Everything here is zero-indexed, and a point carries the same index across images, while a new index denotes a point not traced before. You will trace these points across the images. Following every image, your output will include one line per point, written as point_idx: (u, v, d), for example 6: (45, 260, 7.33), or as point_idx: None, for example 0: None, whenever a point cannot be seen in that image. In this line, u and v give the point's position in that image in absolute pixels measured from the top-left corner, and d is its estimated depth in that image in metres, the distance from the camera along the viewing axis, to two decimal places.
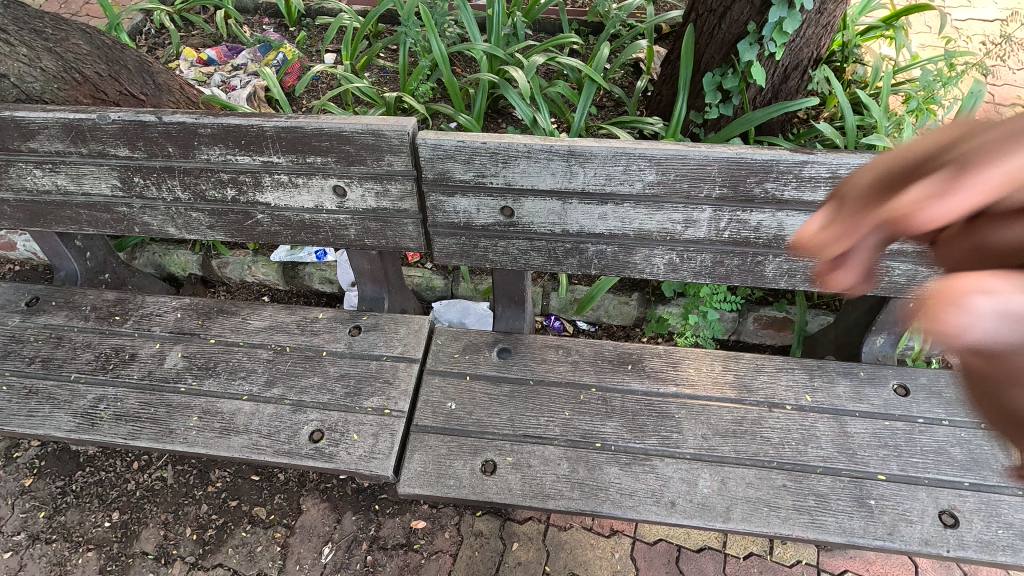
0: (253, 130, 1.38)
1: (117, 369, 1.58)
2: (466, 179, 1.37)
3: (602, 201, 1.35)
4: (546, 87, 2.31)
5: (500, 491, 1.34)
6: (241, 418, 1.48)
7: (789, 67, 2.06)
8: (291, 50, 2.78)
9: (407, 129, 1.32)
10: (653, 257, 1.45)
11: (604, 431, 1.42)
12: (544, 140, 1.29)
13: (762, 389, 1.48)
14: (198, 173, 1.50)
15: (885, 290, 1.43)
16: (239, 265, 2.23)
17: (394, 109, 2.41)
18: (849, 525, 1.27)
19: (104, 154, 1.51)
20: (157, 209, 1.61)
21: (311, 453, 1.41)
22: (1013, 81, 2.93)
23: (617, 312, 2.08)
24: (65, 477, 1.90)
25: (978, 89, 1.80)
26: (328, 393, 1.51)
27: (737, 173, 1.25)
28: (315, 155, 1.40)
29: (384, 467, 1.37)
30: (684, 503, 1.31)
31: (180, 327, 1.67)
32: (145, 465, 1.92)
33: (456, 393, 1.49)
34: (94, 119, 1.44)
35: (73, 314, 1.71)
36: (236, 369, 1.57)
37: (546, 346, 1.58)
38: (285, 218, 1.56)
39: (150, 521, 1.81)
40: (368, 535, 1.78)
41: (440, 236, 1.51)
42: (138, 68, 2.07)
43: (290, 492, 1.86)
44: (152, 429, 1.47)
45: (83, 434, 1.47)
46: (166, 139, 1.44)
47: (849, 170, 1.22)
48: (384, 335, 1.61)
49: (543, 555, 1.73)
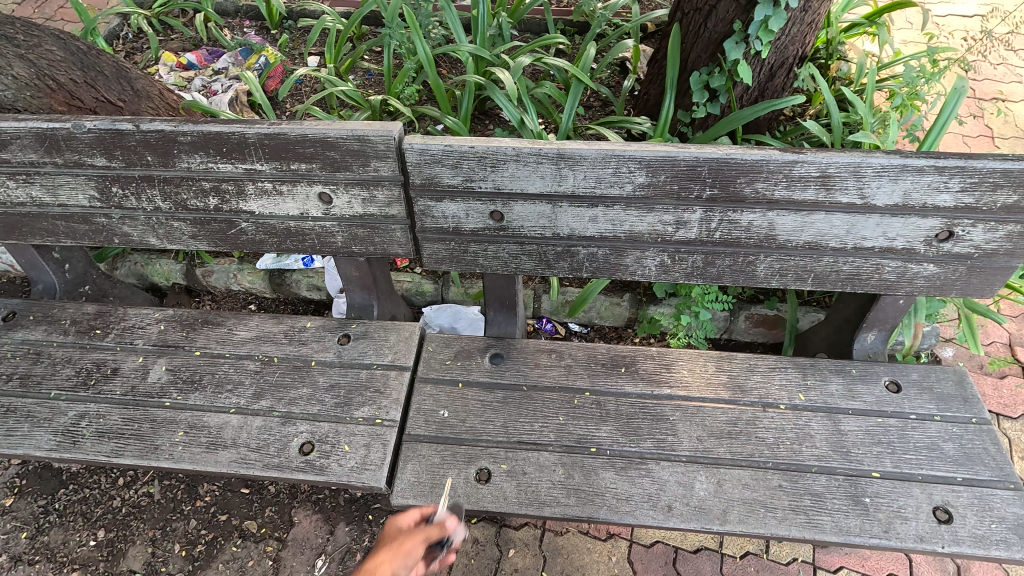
0: (235, 137, 1.34)
1: (99, 386, 1.54)
2: (455, 184, 1.35)
3: (592, 204, 1.34)
4: (533, 87, 2.29)
5: (495, 499, 1.32)
6: (229, 432, 1.44)
7: (775, 65, 2.07)
8: (273, 53, 2.73)
9: (393, 134, 1.29)
10: (644, 259, 1.45)
11: (599, 435, 1.40)
12: (533, 143, 1.27)
13: (755, 388, 1.48)
14: (179, 182, 1.46)
15: (876, 287, 1.44)
16: (224, 274, 2.19)
17: (380, 113, 2.38)
18: (846, 524, 1.26)
19: (81, 164, 1.46)
20: (137, 219, 1.57)
21: (301, 466, 1.38)
22: (994, 75, 2.97)
23: (609, 313, 2.07)
24: (48, 496, 1.85)
25: (961, 85, 1.67)
26: (318, 404, 1.48)
27: (727, 174, 1.25)
28: (300, 161, 1.37)
29: (376, 478, 1.34)
30: (680, 506, 1.30)
31: (163, 339, 1.63)
32: (131, 481, 1.88)
33: (449, 401, 1.47)
34: (68, 128, 1.39)
35: (53, 328, 1.66)
36: (222, 382, 1.53)
37: (538, 351, 1.57)
38: (270, 226, 1.53)
39: (137, 538, 1.77)
40: (362, 545, 1.75)
41: (429, 241, 1.48)
42: (115, 75, 2.02)
43: (281, 504, 1.83)
44: (137, 445, 1.43)
45: (65, 452, 1.42)
46: (145, 147, 1.40)
47: (839, 169, 1.21)
48: (375, 343, 1.59)
49: (540, 561, 1.71)
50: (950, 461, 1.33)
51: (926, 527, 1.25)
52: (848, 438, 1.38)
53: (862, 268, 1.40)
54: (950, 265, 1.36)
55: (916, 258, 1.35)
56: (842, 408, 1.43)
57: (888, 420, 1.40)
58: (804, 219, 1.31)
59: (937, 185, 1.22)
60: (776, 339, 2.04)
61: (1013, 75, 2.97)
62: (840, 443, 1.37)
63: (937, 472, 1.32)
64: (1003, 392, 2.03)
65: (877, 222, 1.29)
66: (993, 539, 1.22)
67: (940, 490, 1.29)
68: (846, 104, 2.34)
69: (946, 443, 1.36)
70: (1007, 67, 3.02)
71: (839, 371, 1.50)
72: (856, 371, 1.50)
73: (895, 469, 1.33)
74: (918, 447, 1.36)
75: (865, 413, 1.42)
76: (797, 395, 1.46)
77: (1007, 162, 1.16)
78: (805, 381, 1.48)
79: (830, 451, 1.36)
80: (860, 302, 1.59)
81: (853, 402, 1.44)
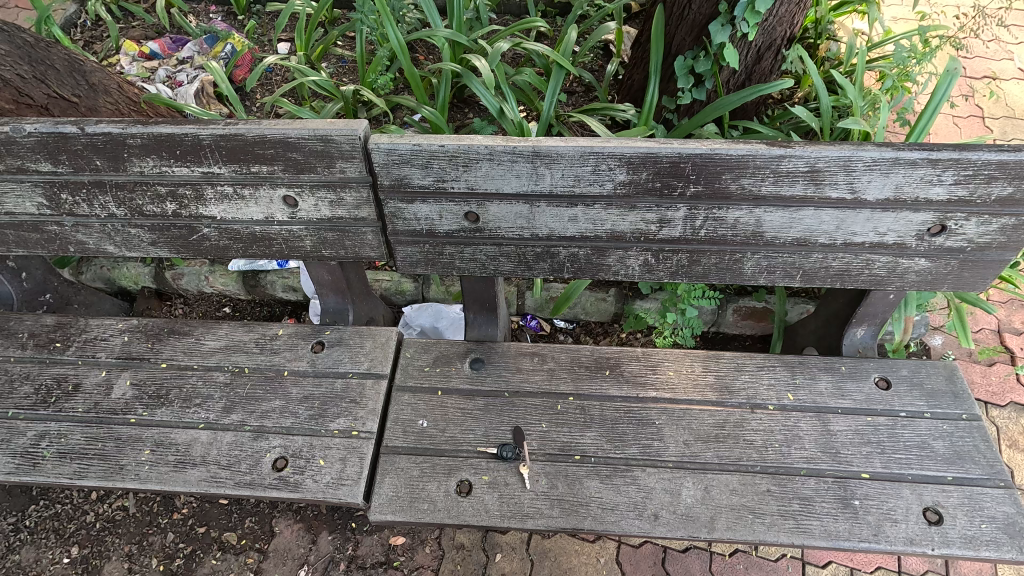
0: (188, 139, 1.25)
1: (59, 403, 1.46)
2: (426, 185, 1.27)
3: (571, 203, 1.27)
4: (513, 74, 2.19)
5: (476, 512, 1.27)
6: (198, 448, 1.38)
7: (762, 48, 1.99)
8: (240, 40, 2.60)
9: (358, 133, 1.20)
10: (628, 259, 1.39)
11: (583, 442, 1.36)
12: (507, 140, 1.19)
13: (743, 389, 1.44)
14: (133, 187, 1.37)
15: (866, 282, 1.39)
16: (195, 276, 2.11)
17: (354, 104, 2.27)
18: (835, 528, 1.23)
19: (24, 169, 1.36)
20: (91, 227, 1.48)
21: (275, 483, 1.32)
22: (985, 53, 2.92)
23: (595, 309, 2.03)
24: (18, 513, 1.79)
25: (954, 67, 1.58)
26: (291, 416, 1.42)
27: (711, 169, 1.18)
28: (260, 164, 1.28)
29: (353, 494, 1.29)
30: (667, 515, 1.26)
31: (127, 351, 1.55)
32: (104, 494, 1.82)
33: (428, 410, 1.41)
34: (7, 132, 1.29)
35: (10, 343, 1.58)
36: (190, 397, 1.46)
37: (520, 355, 1.51)
38: (233, 232, 1.44)
39: (112, 554, 1.72)
40: (346, 555, 1.71)
41: (402, 244, 1.41)
42: (68, 68, 1.90)
43: (261, 514, 1.78)
44: (101, 466, 1.36)
45: (24, 475, 1.36)
46: (93, 152, 1.30)
47: (828, 163, 1.15)
48: (350, 350, 1.52)
49: (527, 565, 1.68)
50: (940, 459, 1.31)
51: (916, 529, 1.22)
52: (838, 438, 1.35)
53: (852, 264, 1.35)
54: (942, 259, 1.31)
55: (907, 253, 1.31)
56: (832, 407, 1.40)
57: (878, 418, 1.37)
58: (792, 215, 1.25)
59: (930, 178, 1.16)
60: (764, 331, 2.01)
61: (1004, 52, 2.92)
62: (830, 443, 1.34)
63: (927, 471, 1.29)
64: (992, 379, 2.02)
65: (867, 216, 1.24)
66: (983, 539, 1.20)
67: (930, 491, 1.27)
68: (836, 87, 2.28)
69: (937, 441, 1.33)
70: (999, 44, 2.97)
71: (829, 368, 1.46)
72: (845, 368, 1.46)
73: (884, 470, 1.30)
74: (909, 446, 1.33)
75: (855, 412, 1.39)
76: (785, 394, 1.42)
77: (1002, 154, 1.11)
78: (794, 380, 1.44)
79: (819, 453, 1.33)
80: (849, 296, 1.55)
81: (842, 401, 1.40)
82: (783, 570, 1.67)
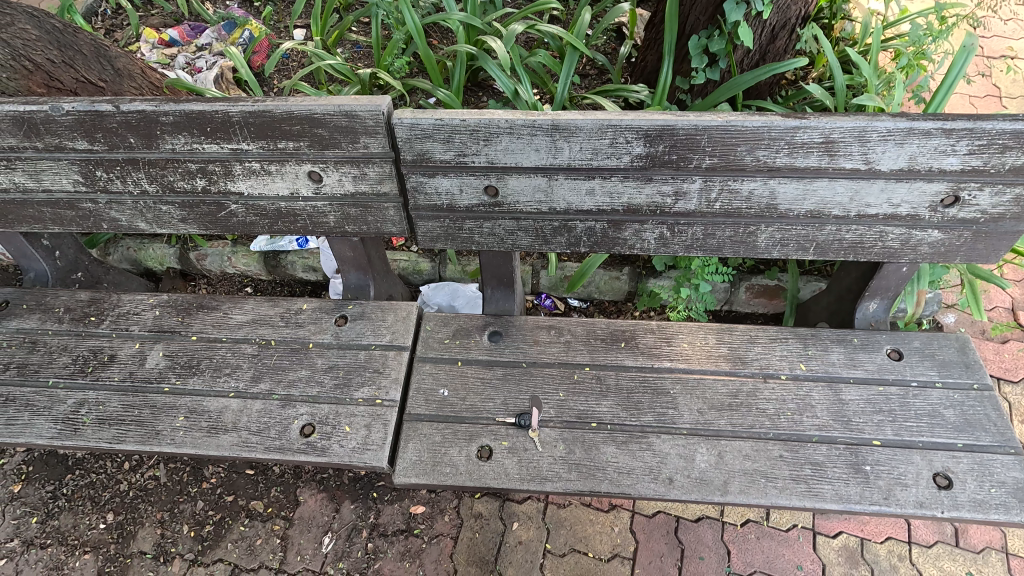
0: (219, 116, 1.30)
1: (96, 372, 1.53)
2: (447, 159, 1.31)
3: (589, 176, 1.30)
4: (526, 56, 2.21)
5: (497, 476, 1.31)
6: (229, 415, 1.44)
7: (776, 27, 1.99)
8: (257, 27, 2.64)
9: (382, 109, 1.24)
10: (643, 232, 1.42)
11: (599, 410, 1.40)
12: (526, 114, 1.22)
13: (756, 360, 1.47)
14: (165, 164, 1.42)
15: (879, 255, 1.42)
16: (219, 256, 2.18)
17: (370, 87, 2.31)
18: (846, 491, 1.26)
19: (61, 147, 1.42)
20: (125, 204, 1.54)
21: (302, 448, 1.37)
22: (1003, 33, 2.90)
23: (608, 288, 2.08)
24: (55, 482, 1.87)
25: (970, 43, 1.57)
26: (317, 385, 1.47)
27: (726, 141, 1.20)
28: (287, 140, 1.32)
29: (378, 458, 1.34)
30: (682, 478, 1.30)
31: (159, 325, 1.62)
32: (136, 464, 1.90)
33: (449, 379, 1.46)
34: (46, 111, 1.34)
35: (47, 317, 1.65)
36: (220, 366, 1.52)
37: (537, 328, 1.56)
38: (260, 208, 1.50)
39: (145, 521, 1.79)
40: (368, 523, 1.77)
41: (422, 219, 1.45)
42: (94, 53, 1.95)
43: (286, 484, 1.85)
44: (138, 432, 1.43)
45: (66, 440, 1.42)
46: (127, 129, 1.35)
47: (843, 134, 1.17)
48: (372, 324, 1.57)
49: (543, 534, 1.74)
50: (951, 427, 1.33)
51: (926, 493, 1.25)
52: (850, 407, 1.38)
53: (865, 236, 1.37)
54: (955, 230, 1.33)
55: (920, 224, 1.33)
56: (843, 376, 1.43)
57: (889, 388, 1.40)
58: (806, 186, 1.27)
59: (944, 148, 1.18)
60: (776, 309, 2.05)
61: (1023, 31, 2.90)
62: (841, 412, 1.37)
63: (937, 439, 1.32)
64: (1004, 356, 2.04)
65: (881, 187, 1.26)
66: (993, 503, 1.23)
67: (940, 457, 1.29)
68: (851, 67, 2.28)
69: (947, 410, 1.35)
70: (1018, 23, 2.95)
71: (841, 341, 1.49)
72: (858, 340, 1.49)
73: (895, 437, 1.33)
74: (919, 414, 1.35)
75: (867, 381, 1.42)
76: (797, 365, 1.45)
77: (1016, 122, 1.12)
78: (806, 351, 1.47)
79: (831, 421, 1.36)
80: (861, 271, 1.57)
81: (854, 371, 1.43)
82: (794, 540, 1.71)
